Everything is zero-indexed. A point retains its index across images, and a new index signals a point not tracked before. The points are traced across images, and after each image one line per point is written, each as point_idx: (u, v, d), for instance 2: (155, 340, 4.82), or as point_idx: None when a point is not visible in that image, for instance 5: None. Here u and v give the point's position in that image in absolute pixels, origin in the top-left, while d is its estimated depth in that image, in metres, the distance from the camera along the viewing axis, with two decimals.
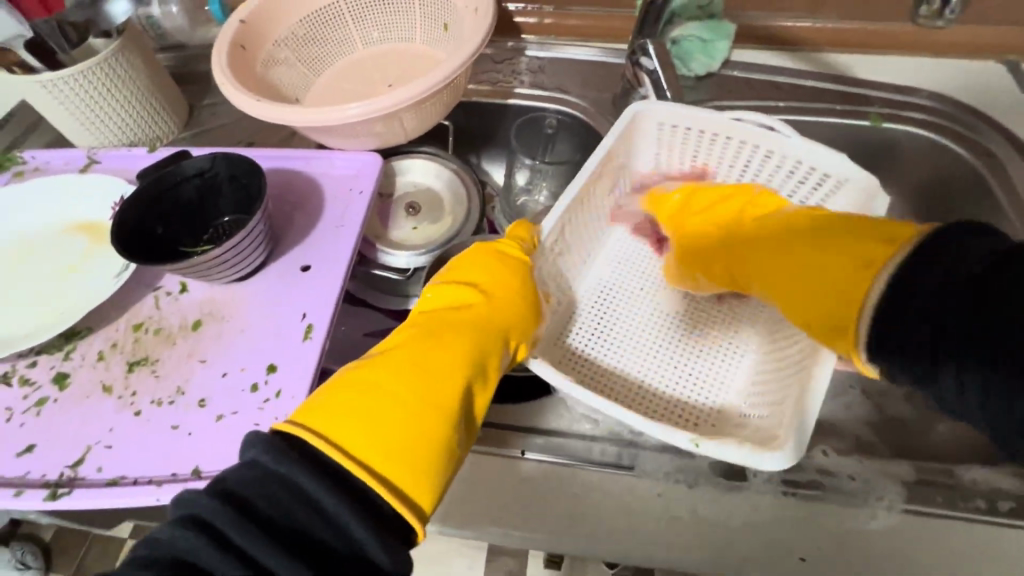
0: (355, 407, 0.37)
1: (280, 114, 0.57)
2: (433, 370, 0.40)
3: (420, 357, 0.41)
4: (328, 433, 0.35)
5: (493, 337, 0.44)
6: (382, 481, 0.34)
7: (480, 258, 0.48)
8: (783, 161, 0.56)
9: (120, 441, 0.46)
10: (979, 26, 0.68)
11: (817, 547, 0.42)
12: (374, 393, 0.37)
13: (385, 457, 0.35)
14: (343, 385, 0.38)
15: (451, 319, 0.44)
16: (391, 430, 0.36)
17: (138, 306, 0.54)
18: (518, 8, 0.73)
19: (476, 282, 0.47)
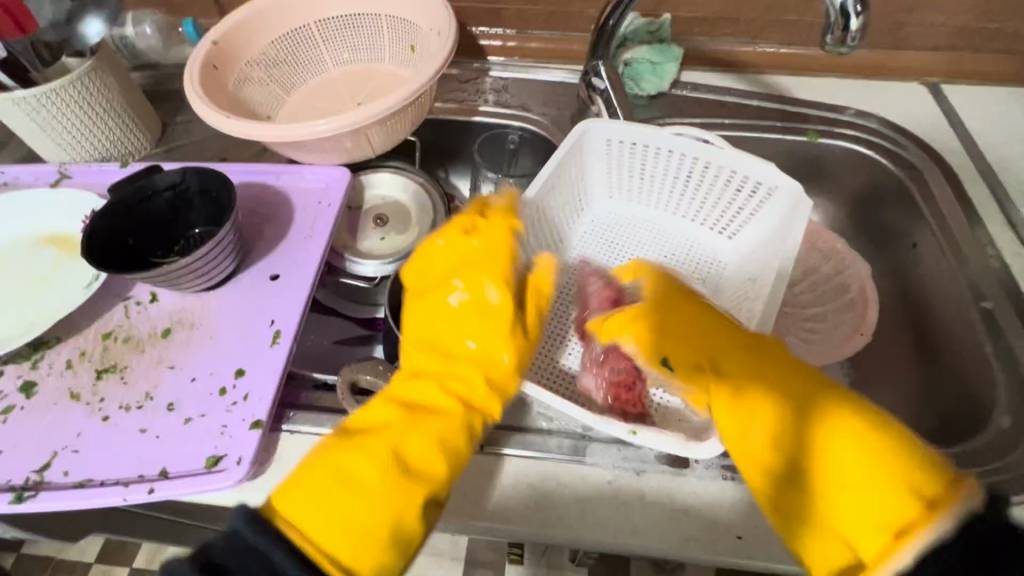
0: (332, 479, 0.36)
1: (249, 131, 0.59)
2: (408, 425, 0.39)
3: (396, 413, 0.40)
4: (304, 511, 0.34)
5: (472, 375, 0.43)
6: (351, 563, 0.34)
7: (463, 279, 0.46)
8: (719, 171, 0.61)
9: (88, 445, 0.47)
10: (902, 51, 0.74)
11: (755, 526, 0.45)
12: (349, 460, 0.37)
13: (360, 530, 0.34)
14: (324, 461, 0.37)
15: (430, 358, 0.44)
16: (366, 501, 0.35)
17: (108, 315, 0.56)
18: (482, 32, 0.78)
19: (450, 311, 0.45)
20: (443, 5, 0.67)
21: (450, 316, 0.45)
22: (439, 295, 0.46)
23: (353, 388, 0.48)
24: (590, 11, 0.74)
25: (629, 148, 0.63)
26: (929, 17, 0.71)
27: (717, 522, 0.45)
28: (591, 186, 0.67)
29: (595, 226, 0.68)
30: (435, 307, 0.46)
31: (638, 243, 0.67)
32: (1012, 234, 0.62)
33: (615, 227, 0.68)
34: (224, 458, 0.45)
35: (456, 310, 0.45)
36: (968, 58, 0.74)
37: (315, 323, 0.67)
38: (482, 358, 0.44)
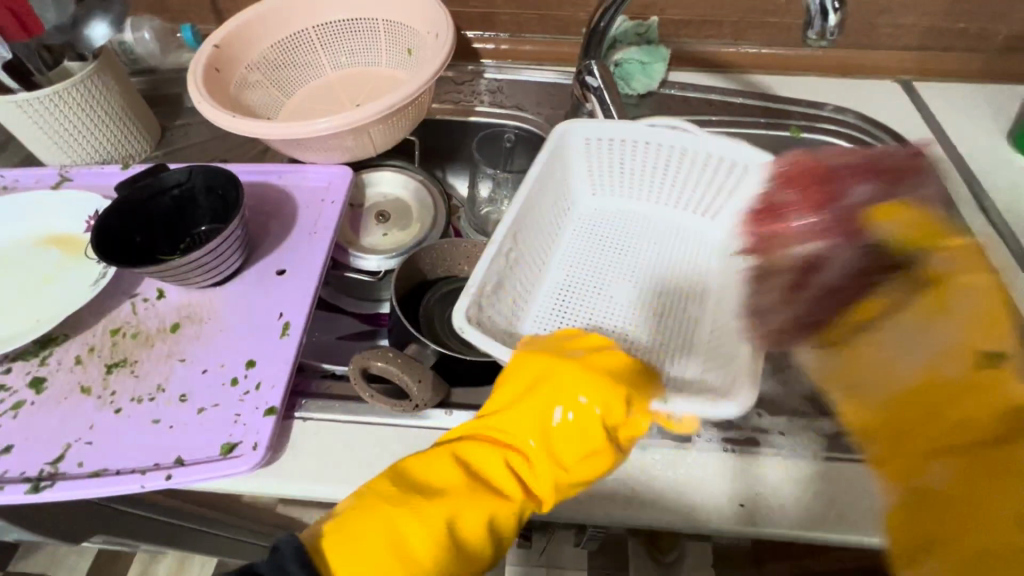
0: (376, 530, 0.38)
1: (253, 129, 0.61)
2: (474, 504, 0.41)
3: (462, 477, 0.42)
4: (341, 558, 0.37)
5: (548, 470, 0.43)
6: None
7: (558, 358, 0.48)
8: (695, 156, 0.64)
9: (101, 436, 0.47)
10: (875, 51, 0.78)
11: (756, 494, 0.47)
12: (405, 520, 0.39)
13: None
14: (373, 508, 0.39)
15: (513, 444, 0.45)
16: (411, 557, 0.38)
17: (115, 312, 0.56)
18: (476, 36, 0.80)
19: (551, 420, 0.45)
20: (439, 9, 0.69)
21: (542, 418, 0.45)
22: (528, 379, 0.47)
23: (364, 373, 0.49)
24: (581, 15, 0.77)
25: (609, 144, 0.66)
26: (900, 19, 0.75)
27: (719, 491, 0.47)
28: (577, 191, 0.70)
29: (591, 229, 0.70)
30: (533, 395, 0.46)
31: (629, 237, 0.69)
32: (985, 220, 0.66)
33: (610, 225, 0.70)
34: (239, 445, 0.46)
35: (559, 419, 0.45)
36: (936, 57, 0.78)
37: (320, 320, 0.68)
38: (560, 460, 0.44)
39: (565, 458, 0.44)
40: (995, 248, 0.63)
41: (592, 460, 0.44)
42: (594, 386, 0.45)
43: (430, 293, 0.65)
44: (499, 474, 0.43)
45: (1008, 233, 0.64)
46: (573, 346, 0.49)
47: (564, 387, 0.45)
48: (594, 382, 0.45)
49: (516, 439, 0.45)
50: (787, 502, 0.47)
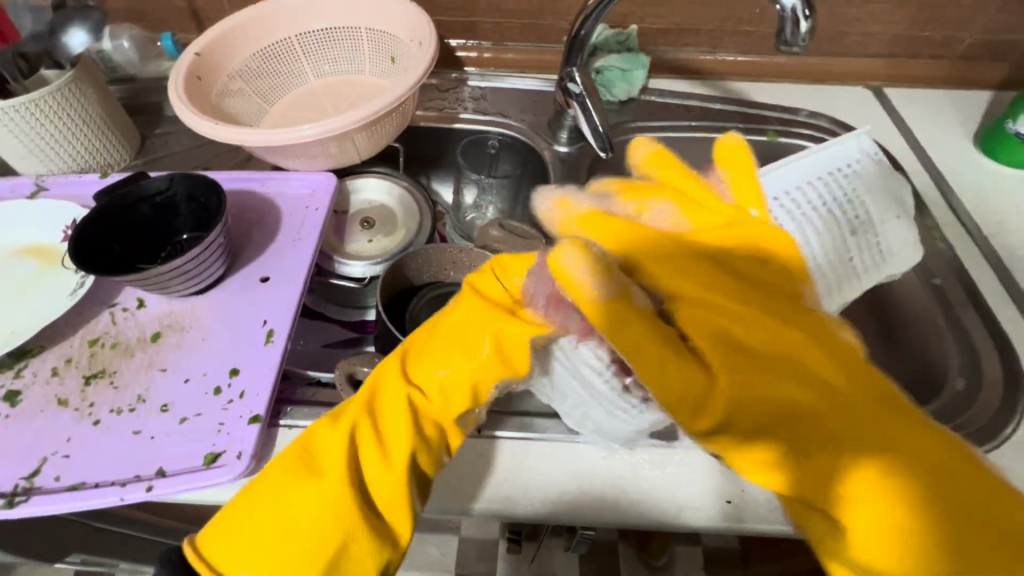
0: (268, 502, 0.38)
1: (236, 136, 0.60)
2: (373, 459, 0.39)
3: (348, 434, 0.40)
4: (224, 557, 0.37)
5: (439, 405, 0.41)
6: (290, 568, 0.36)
7: (458, 314, 0.43)
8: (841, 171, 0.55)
9: (79, 449, 0.46)
10: (847, 58, 0.81)
11: (742, 490, 0.48)
12: (297, 498, 0.38)
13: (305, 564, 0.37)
14: (257, 488, 0.39)
15: (394, 391, 0.41)
16: (314, 532, 0.37)
17: (93, 322, 0.55)
18: (459, 44, 0.81)
19: (436, 364, 0.41)
20: (422, 18, 0.70)
21: (429, 357, 0.42)
22: (435, 343, 0.42)
23: (351, 379, 0.50)
24: (561, 24, 0.79)
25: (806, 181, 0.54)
26: (868, 27, 0.78)
27: (706, 491, 0.48)
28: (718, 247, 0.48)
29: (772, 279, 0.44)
30: (417, 341, 0.44)
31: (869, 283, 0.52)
32: (955, 220, 0.68)
33: (852, 233, 0.52)
34: (223, 455, 0.45)
35: (439, 359, 0.41)
36: (904, 63, 0.81)
37: (305, 327, 0.67)
38: (454, 393, 0.41)
39: (458, 387, 0.41)
40: (965, 246, 0.66)
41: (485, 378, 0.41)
42: (476, 318, 0.42)
43: (415, 299, 0.64)
44: (395, 425, 0.40)
45: (976, 231, 0.67)
46: (466, 295, 0.44)
47: (446, 334, 0.42)
48: (478, 316, 0.42)
49: (401, 385, 0.41)
50: (773, 498, 0.47)
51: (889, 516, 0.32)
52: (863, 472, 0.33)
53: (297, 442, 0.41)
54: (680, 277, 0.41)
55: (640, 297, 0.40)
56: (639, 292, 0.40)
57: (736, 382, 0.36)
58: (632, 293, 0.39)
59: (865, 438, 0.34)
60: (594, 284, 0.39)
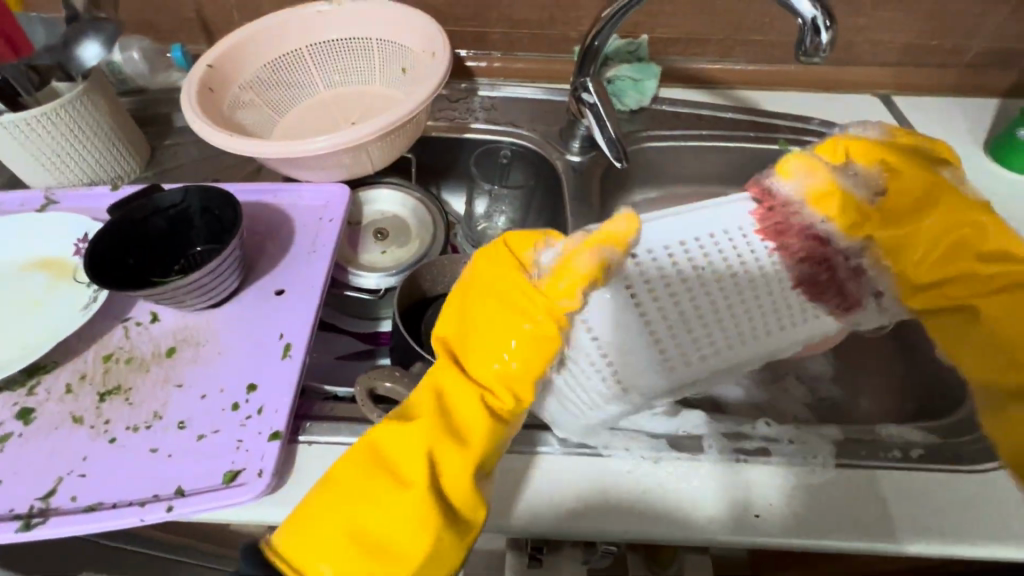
0: (347, 506, 0.38)
1: (251, 149, 0.60)
2: (447, 454, 0.39)
3: (417, 430, 0.40)
4: (304, 560, 0.37)
5: (499, 397, 0.41)
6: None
7: (499, 295, 0.42)
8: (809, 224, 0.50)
9: (94, 468, 0.46)
10: (855, 67, 0.81)
11: (769, 504, 0.47)
12: (376, 496, 0.38)
13: (395, 562, 0.37)
14: (334, 490, 0.39)
15: (462, 385, 0.41)
16: (400, 527, 0.37)
17: (107, 336, 0.54)
18: (469, 55, 0.81)
19: (496, 350, 0.41)
20: (434, 29, 0.70)
21: (489, 340, 0.41)
22: (493, 326, 0.41)
23: (370, 395, 0.49)
24: (572, 34, 0.79)
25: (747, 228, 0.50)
26: (877, 36, 0.78)
27: (731, 506, 0.47)
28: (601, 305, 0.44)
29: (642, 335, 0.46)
30: (463, 330, 0.43)
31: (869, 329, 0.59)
32: None
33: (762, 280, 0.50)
34: (242, 472, 0.45)
35: (492, 347, 0.41)
36: (912, 72, 0.81)
37: (317, 340, 0.67)
38: (513, 385, 0.41)
39: (516, 378, 0.41)
40: None
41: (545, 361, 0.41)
42: (518, 304, 0.41)
43: (431, 309, 0.64)
44: (464, 419, 0.41)
45: None
46: (490, 280, 0.43)
47: (494, 319, 0.41)
48: (523, 303, 0.41)
49: (460, 377, 0.42)
50: (800, 510, 0.47)
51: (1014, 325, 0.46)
52: (1002, 297, 0.47)
53: (363, 443, 0.40)
54: (870, 177, 0.49)
55: (846, 179, 0.48)
56: (843, 176, 0.48)
57: (911, 231, 0.49)
58: (834, 180, 0.48)
59: (999, 276, 0.47)
60: (805, 178, 0.48)
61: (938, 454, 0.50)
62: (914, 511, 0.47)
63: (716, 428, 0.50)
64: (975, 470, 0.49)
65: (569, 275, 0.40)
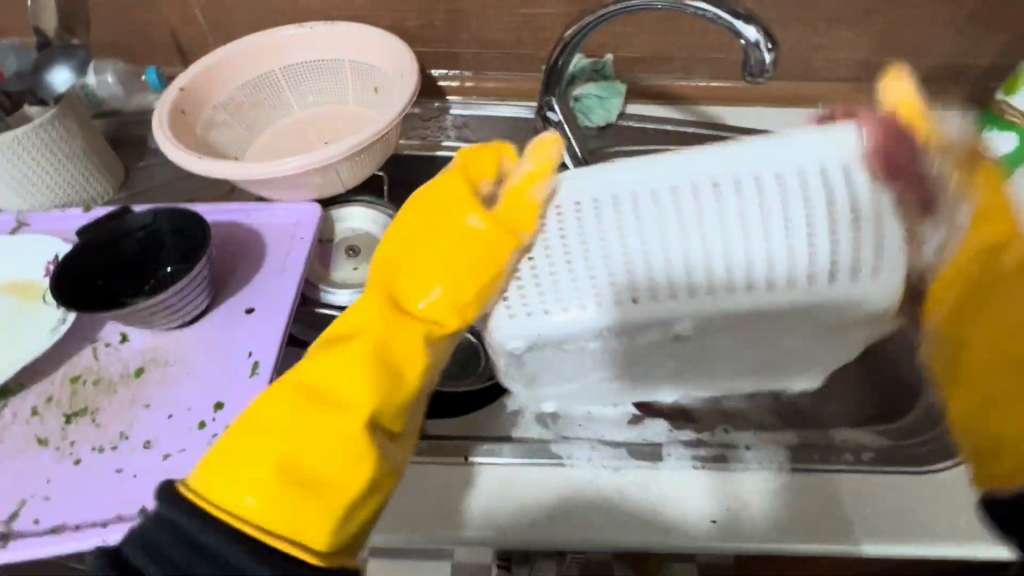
0: (271, 435, 0.40)
1: (222, 171, 0.61)
2: (374, 383, 0.42)
3: (344, 359, 0.43)
4: (224, 492, 0.38)
5: (435, 327, 0.46)
6: (293, 516, 0.38)
7: (432, 231, 0.46)
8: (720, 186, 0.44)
9: (58, 491, 0.47)
10: (816, 82, 0.84)
11: (725, 509, 0.48)
12: (298, 423, 0.41)
13: (321, 485, 0.40)
14: (257, 422, 0.41)
15: (395, 319, 0.45)
16: (320, 458, 0.40)
17: (76, 358, 0.55)
18: (441, 74, 0.83)
19: (424, 285, 0.45)
20: (403, 50, 0.71)
21: (425, 270, 0.46)
22: (424, 260, 0.46)
23: None
24: (541, 53, 0.80)
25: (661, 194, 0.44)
26: (834, 54, 0.81)
27: (690, 511, 0.48)
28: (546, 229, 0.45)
29: (559, 272, 0.45)
30: (396, 268, 0.47)
31: (823, 344, 0.51)
32: None
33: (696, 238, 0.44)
34: None
35: (427, 278, 0.46)
36: (870, 87, 0.84)
37: (290, 356, 0.66)
38: (455, 308, 0.45)
39: (446, 306, 0.45)
40: None
41: (477, 281, 0.45)
42: (456, 231, 0.45)
43: None
44: (398, 354, 0.44)
45: None
46: (424, 220, 0.47)
47: (432, 250, 0.46)
48: (455, 232, 0.45)
49: (395, 312, 0.46)
50: (759, 516, 0.48)
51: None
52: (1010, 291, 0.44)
53: (286, 380, 0.43)
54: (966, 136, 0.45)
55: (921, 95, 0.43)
56: (938, 119, 0.44)
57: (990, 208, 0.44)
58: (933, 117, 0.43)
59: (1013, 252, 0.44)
60: (902, 91, 0.43)
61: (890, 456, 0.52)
62: (869, 512, 0.48)
63: (675, 436, 0.53)
64: (926, 470, 0.50)
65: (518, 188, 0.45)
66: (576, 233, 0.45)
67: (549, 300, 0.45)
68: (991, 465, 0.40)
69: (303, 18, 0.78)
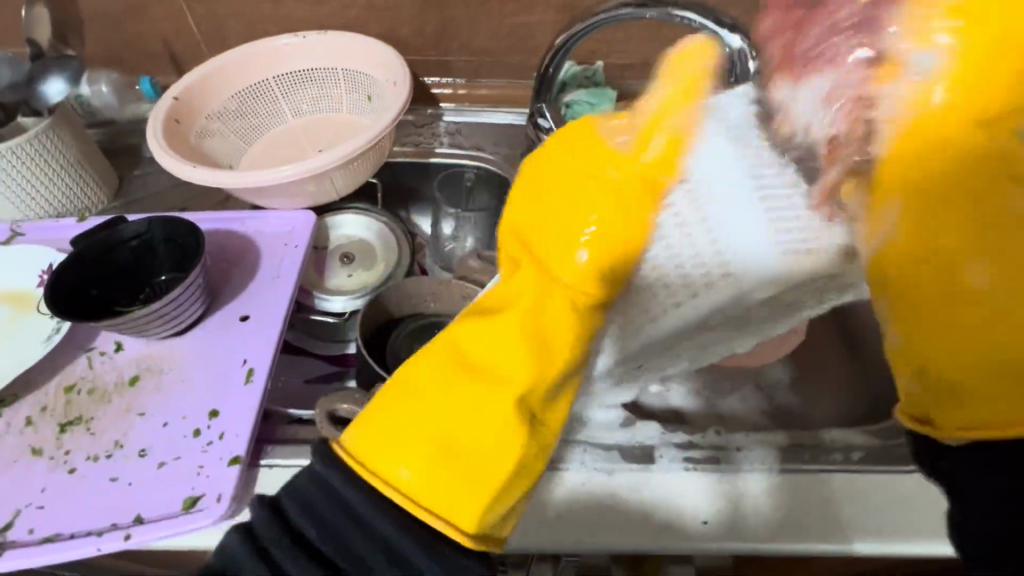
0: (422, 412, 0.35)
1: (216, 179, 0.62)
2: (523, 362, 0.35)
3: (495, 328, 0.36)
4: (379, 461, 0.34)
5: (588, 290, 0.36)
6: (449, 508, 0.33)
7: (580, 172, 0.38)
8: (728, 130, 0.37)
9: (53, 500, 0.47)
10: None
11: (716, 511, 0.49)
12: (455, 402, 0.35)
13: (477, 475, 0.34)
14: (403, 393, 0.36)
15: (543, 282, 0.37)
16: (481, 443, 0.34)
17: (70, 367, 0.55)
18: (434, 82, 0.84)
19: (569, 236, 0.36)
20: (396, 59, 0.72)
21: (569, 217, 0.37)
22: (574, 203, 0.37)
23: (331, 416, 0.50)
24: (532, 60, 0.81)
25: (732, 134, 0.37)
26: None
27: (683, 512, 0.49)
28: (717, 155, 0.37)
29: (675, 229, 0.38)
30: (530, 218, 0.39)
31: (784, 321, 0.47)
32: None
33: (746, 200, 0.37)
34: (202, 498, 0.46)
35: (573, 232, 0.36)
36: None
37: (285, 363, 0.67)
38: (606, 274, 0.37)
39: (606, 263, 0.37)
40: None
41: (629, 235, 0.37)
42: (605, 175, 0.38)
43: (395, 334, 0.64)
44: (552, 325, 0.36)
45: None
46: (579, 153, 0.39)
47: (581, 195, 0.37)
48: (606, 170, 0.38)
49: (546, 274, 0.37)
50: (750, 516, 0.48)
51: (966, 112, 0.31)
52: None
53: (440, 342, 0.37)
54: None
55: None
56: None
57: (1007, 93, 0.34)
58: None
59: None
60: None
61: (879, 455, 0.52)
62: (860, 513, 0.49)
63: (668, 438, 0.53)
64: (918, 469, 0.51)
65: (654, 134, 0.37)
66: (728, 171, 0.37)
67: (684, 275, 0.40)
68: (936, 415, 0.34)
69: (297, 27, 0.79)
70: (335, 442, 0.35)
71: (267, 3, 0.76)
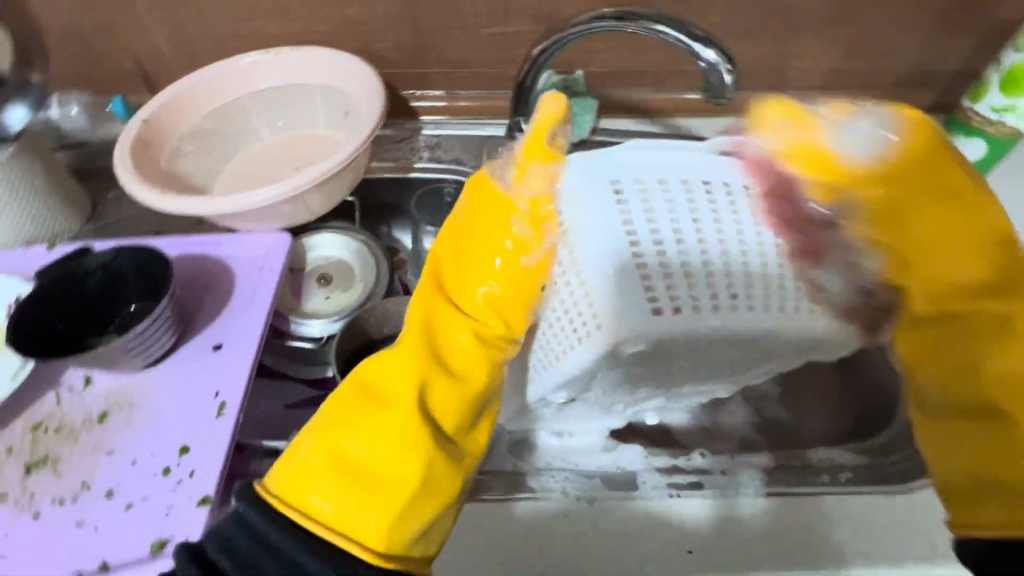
0: (338, 437, 0.36)
1: (185, 206, 0.60)
2: (433, 379, 0.39)
3: (398, 354, 0.39)
4: (297, 493, 0.35)
5: (487, 323, 0.41)
6: (362, 532, 0.34)
7: (478, 224, 0.42)
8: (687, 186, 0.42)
9: (17, 547, 0.46)
10: None
11: (699, 537, 0.48)
12: (367, 422, 0.37)
13: (386, 494, 0.35)
14: (328, 421, 0.37)
15: (449, 316, 0.41)
16: (388, 462, 0.36)
17: (38, 404, 0.54)
18: (412, 94, 0.82)
19: (473, 282, 0.42)
20: (370, 74, 0.70)
21: (471, 264, 0.42)
22: (480, 252, 0.42)
23: None
24: (510, 71, 0.79)
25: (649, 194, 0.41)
26: None
27: (665, 539, 0.48)
28: (593, 194, 0.41)
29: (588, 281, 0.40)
30: (444, 265, 0.43)
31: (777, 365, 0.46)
32: None
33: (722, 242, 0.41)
34: (169, 542, 0.45)
35: (478, 275, 0.42)
36: None
37: (264, 389, 0.65)
38: (502, 308, 0.42)
39: (504, 301, 0.42)
40: None
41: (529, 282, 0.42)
42: (506, 218, 0.42)
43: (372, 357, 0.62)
44: (451, 349, 0.41)
45: None
46: (479, 203, 0.43)
47: (483, 239, 0.42)
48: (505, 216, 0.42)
49: (445, 312, 0.42)
50: (734, 542, 0.47)
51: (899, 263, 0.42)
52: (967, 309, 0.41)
53: (349, 378, 0.39)
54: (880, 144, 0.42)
55: (832, 140, 0.42)
56: (840, 133, 0.42)
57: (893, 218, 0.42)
58: (827, 141, 0.42)
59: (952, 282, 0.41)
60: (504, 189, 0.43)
61: (864, 476, 0.52)
62: (848, 534, 0.48)
63: (651, 463, 0.53)
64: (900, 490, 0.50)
65: (531, 169, 0.42)
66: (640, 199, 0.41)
67: (576, 321, 0.41)
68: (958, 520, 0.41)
69: (270, 43, 0.77)
70: (256, 484, 0.35)
71: (239, 20, 0.74)
